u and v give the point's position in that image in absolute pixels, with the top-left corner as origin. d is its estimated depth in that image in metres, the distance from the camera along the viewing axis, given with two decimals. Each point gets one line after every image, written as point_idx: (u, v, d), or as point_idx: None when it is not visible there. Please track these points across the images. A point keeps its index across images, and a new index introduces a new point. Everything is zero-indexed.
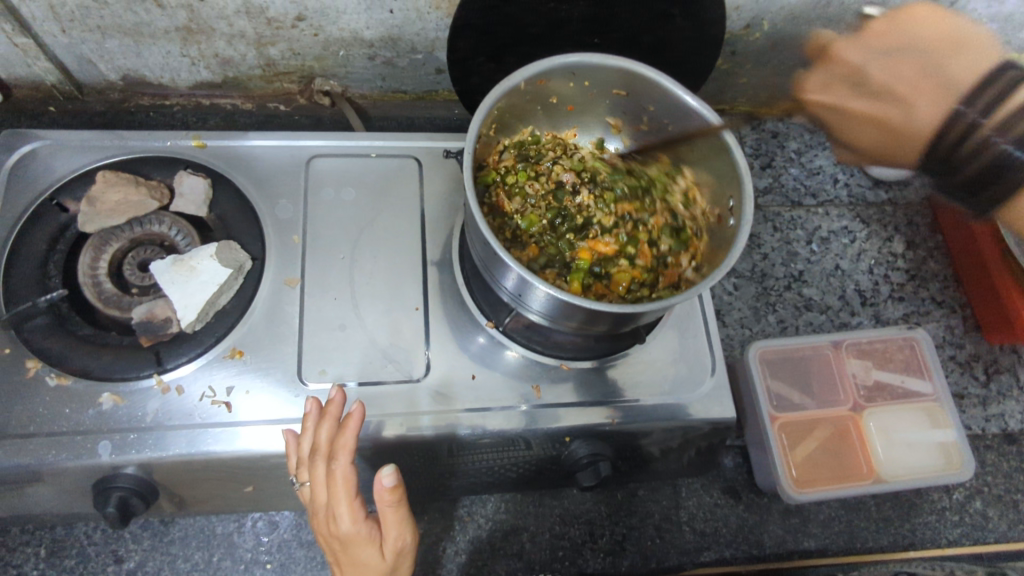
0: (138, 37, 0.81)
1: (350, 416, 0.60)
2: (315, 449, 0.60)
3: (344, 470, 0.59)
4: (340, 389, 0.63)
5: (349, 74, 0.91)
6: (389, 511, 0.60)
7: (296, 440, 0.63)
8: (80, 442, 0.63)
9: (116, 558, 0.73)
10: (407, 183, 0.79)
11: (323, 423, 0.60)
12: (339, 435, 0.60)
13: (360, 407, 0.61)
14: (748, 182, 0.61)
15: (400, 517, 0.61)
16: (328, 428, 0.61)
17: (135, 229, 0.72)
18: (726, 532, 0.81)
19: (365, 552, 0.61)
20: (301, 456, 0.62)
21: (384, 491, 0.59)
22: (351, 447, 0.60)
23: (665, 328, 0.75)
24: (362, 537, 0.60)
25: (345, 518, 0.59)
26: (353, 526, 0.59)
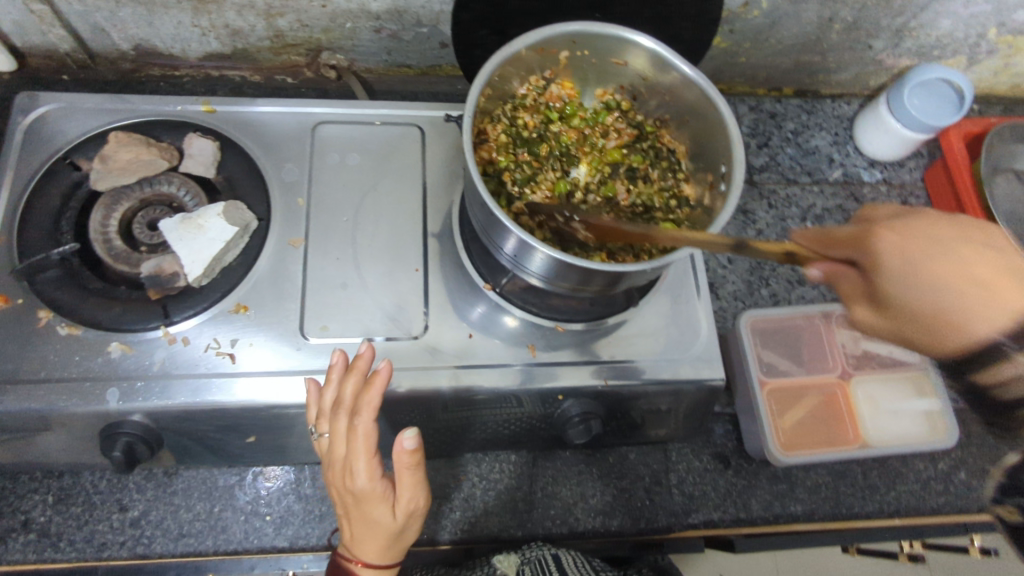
0: (151, 6, 0.83)
1: (377, 373, 0.62)
2: (339, 403, 0.62)
3: (365, 427, 0.61)
4: (369, 346, 0.65)
5: (355, 47, 0.93)
6: (406, 472, 0.61)
7: (319, 391, 0.65)
8: (89, 389, 0.65)
9: (121, 507, 0.75)
10: (409, 149, 0.81)
11: (350, 377, 0.62)
12: (365, 392, 0.61)
13: (386, 366, 0.62)
14: (740, 148, 0.63)
15: (415, 480, 0.62)
16: (355, 382, 0.63)
17: (144, 189, 0.74)
18: (715, 495, 0.83)
19: (377, 510, 0.62)
20: (322, 407, 0.64)
21: (405, 453, 0.60)
22: (374, 406, 0.61)
23: (658, 294, 0.77)
24: (377, 494, 0.61)
25: (362, 474, 0.61)
26: (369, 483, 0.61)
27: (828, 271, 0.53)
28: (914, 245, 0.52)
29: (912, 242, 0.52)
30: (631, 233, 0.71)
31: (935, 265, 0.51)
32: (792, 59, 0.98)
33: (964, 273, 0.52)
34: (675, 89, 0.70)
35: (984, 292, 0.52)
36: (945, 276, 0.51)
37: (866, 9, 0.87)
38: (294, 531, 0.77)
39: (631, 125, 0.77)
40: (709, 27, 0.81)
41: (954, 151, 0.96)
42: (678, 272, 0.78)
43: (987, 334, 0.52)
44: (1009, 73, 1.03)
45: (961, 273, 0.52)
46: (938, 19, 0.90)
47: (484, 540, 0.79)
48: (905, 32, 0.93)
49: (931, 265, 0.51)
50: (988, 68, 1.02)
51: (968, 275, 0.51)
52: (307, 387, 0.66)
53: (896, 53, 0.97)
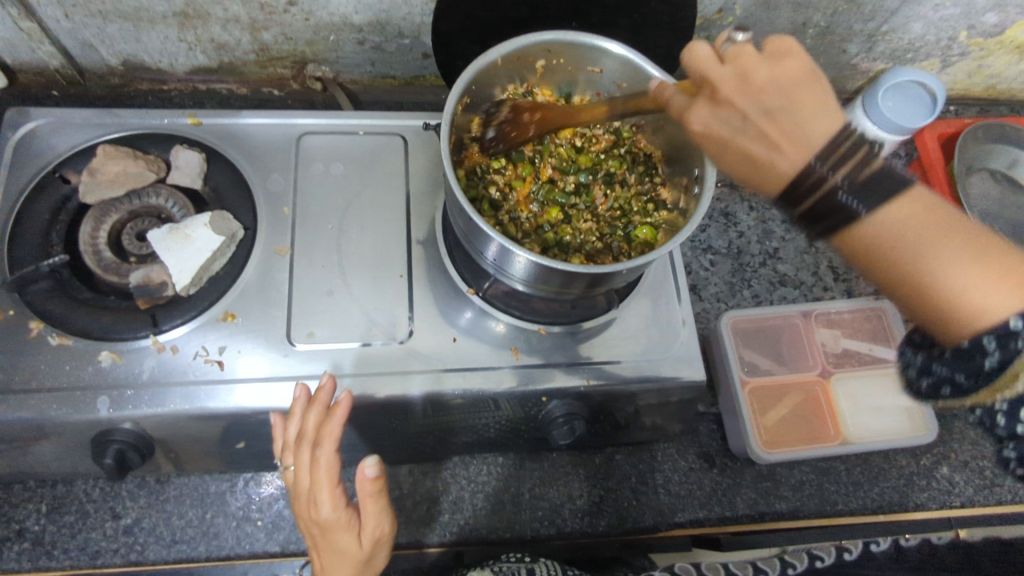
0: (137, 22, 0.85)
1: (338, 404, 0.64)
2: (303, 434, 0.63)
3: (327, 457, 0.62)
4: (330, 378, 0.67)
5: (340, 59, 0.95)
6: (370, 500, 0.63)
7: (284, 424, 0.66)
8: (80, 398, 0.67)
9: (114, 515, 0.76)
10: (393, 159, 0.82)
11: (313, 409, 0.64)
12: (326, 422, 0.63)
13: (346, 396, 0.64)
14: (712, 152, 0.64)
15: (380, 507, 0.63)
16: (316, 414, 0.64)
17: (134, 201, 0.76)
18: (701, 494, 0.84)
19: (343, 539, 0.63)
20: (287, 440, 0.65)
21: (367, 480, 0.61)
22: (335, 435, 0.63)
23: (639, 296, 0.78)
24: (341, 523, 0.62)
25: (326, 503, 0.62)
26: (333, 513, 0.62)
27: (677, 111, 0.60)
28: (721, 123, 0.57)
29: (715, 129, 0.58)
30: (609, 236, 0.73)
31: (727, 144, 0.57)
32: None
33: (773, 107, 0.55)
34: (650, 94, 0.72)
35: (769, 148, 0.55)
36: (739, 151, 0.56)
37: (838, 14, 0.90)
38: (286, 536, 0.78)
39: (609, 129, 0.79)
40: (685, 34, 0.83)
41: (928, 151, 0.97)
42: (659, 274, 0.80)
43: (795, 167, 0.54)
44: (982, 74, 1.05)
45: (775, 99, 0.55)
46: (909, 23, 0.92)
47: (474, 542, 0.80)
48: (878, 36, 0.95)
49: (730, 102, 0.57)
50: (962, 70, 1.04)
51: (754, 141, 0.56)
52: (273, 422, 0.67)
53: (870, 56, 0.99)
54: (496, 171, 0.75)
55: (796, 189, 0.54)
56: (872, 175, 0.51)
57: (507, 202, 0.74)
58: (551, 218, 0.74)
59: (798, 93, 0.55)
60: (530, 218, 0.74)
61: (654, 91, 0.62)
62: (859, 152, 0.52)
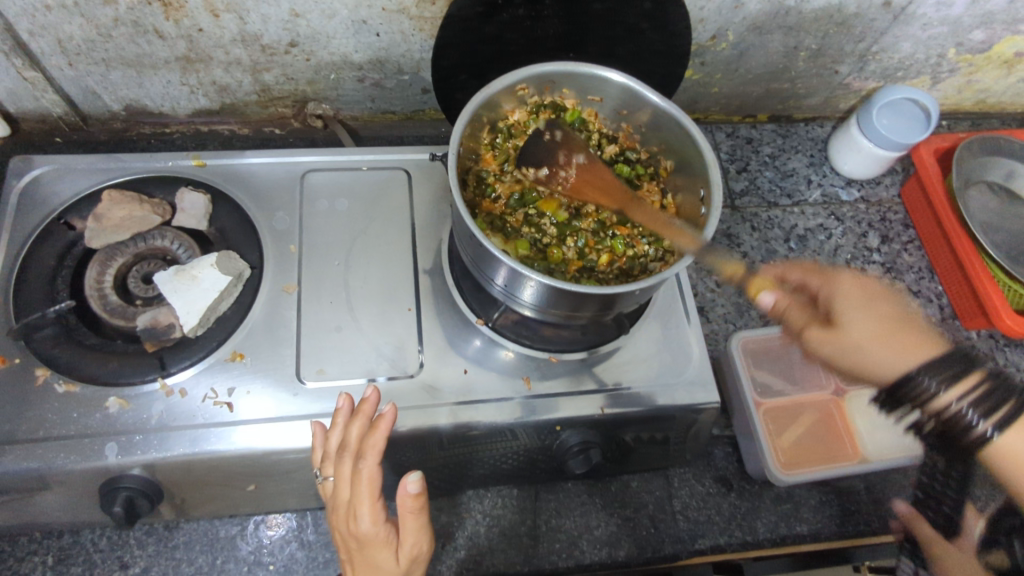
0: (141, 68, 0.86)
1: (382, 416, 0.63)
2: (346, 445, 0.62)
3: (370, 470, 0.61)
4: (374, 390, 0.66)
5: (340, 97, 0.96)
6: (410, 517, 0.62)
7: (325, 434, 0.65)
8: (88, 445, 0.65)
9: (122, 565, 0.74)
10: (397, 193, 0.83)
11: (356, 421, 0.63)
12: (370, 434, 0.62)
13: (392, 409, 0.63)
14: (716, 173, 0.66)
15: (419, 524, 0.63)
16: (360, 425, 0.63)
17: (139, 244, 0.76)
18: (719, 520, 0.83)
19: (380, 556, 0.62)
20: (328, 450, 0.64)
21: (408, 497, 0.61)
22: (379, 448, 0.61)
23: (649, 320, 0.78)
24: (380, 539, 0.61)
25: (365, 517, 0.60)
26: (373, 527, 0.61)
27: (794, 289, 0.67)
28: (857, 298, 0.63)
29: (852, 292, 0.63)
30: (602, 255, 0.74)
31: (874, 339, 0.61)
32: (763, 87, 1.02)
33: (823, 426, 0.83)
34: (662, 129, 0.74)
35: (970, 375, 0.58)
36: (872, 323, 0.61)
37: (828, 36, 0.91)
38: None
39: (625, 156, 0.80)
40: (680, 61, 0.84)
41: (926, 167, 0.98)
42: (667, 297, 0.80)
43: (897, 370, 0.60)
44: (972, 90, 1.07)
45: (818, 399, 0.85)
46: (899, 42, 0.94)
47: None
48: (869, 56, 0.96)
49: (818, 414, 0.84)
50: (952, 86, 1.05)
51: (904, 342, 0.61)
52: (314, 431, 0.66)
53: (862, 76, 1.01)
54: (632, 184, 0.79)
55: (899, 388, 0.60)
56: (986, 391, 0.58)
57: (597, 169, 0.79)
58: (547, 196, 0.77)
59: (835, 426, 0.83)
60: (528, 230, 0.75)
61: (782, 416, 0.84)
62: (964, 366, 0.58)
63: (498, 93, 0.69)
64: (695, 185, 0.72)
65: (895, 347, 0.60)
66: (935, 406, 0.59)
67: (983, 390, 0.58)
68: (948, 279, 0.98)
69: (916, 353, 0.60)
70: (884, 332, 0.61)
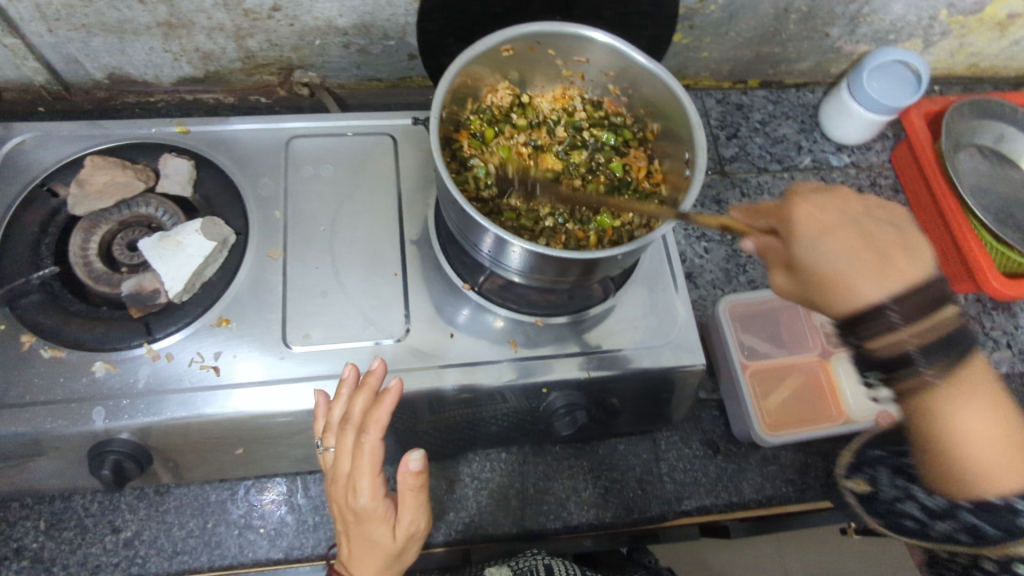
0: (121, 34, 0.85)
1: (388, 391, 0.62)
2: (349, 419, 0.63)
3: (372, 445, 0.62)
4: (380, 362, 0.65)
5: (326, 64, 0.95)
6: (409, 494, 0.62)
7: (328, 404, 0.66)
8: (75, 410, 0.66)
9: (114, 529, 0.75)
10: (384, 159, 0.82)
11: (361, 395, 0.63)
12: (374, 410, 0.62)
13: (397, 384, 0.62)
14: (701, 138, 0.65)
15: (418, 502, 0.63)
16: (364, 399, 0.63)
17: (123, 211, 0.76)
18: (706, 481, 0.84)
19: (378, 530, 0.63)
20: (331, 421, 0.65)
21: (410, 474, 0.61)
22: (382, 425, 0.62)
23: (636, 283, 0.78)
24: (378, 513, 0.62)
25: (364, 492, 0.62)
26: (371, 503, 0.62)
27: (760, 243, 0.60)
28: (814, 213, 0.57)
29: (827, 210, 0.58)
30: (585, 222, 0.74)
31: (843, 250, 0.55)
32: (753, 51, 1.01)
33: (806, 387, 0.85)
34: (650, 93, 0.73)
35: (935, 310, 0.52)
36: (839, 244, 0.55)
37: None
38: (289, 542, 0.77)
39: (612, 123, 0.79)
40: (668, 23, 0.83)
41: (916, 131, 0.97)
42: (653, 261, 0.80)
43: (871, 299, 0.53)
44: (965, 53, 1.06)
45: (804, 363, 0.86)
46: (890, 4, 0.93)
47: (479, 540, 0.80)
48: (859, 18, 0.95)
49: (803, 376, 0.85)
50: (944, 49, 1.04)
51: (878, 265, 0.54)
52: (319, 401, 0.66)
53: (853, 39, 1.00)
54: (619, 153, 0.78)
55: (864, 323, 0.54)
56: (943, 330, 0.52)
57: (582, 141, 0.79)
58: (531, 172, 0.77)
59: (819, 386, 0.85)
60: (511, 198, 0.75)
61: (764, 374, 0.85)
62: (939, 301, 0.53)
63: (476, 58, 0.69)
64: (680, 149, 0.71)
65: (870, 267, 0.54)
66: (884, 331, 0.53)
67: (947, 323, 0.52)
68: (926, 221, 0.98)
69: (895, 276, 0.53)
70: (846, 247, 0.55)
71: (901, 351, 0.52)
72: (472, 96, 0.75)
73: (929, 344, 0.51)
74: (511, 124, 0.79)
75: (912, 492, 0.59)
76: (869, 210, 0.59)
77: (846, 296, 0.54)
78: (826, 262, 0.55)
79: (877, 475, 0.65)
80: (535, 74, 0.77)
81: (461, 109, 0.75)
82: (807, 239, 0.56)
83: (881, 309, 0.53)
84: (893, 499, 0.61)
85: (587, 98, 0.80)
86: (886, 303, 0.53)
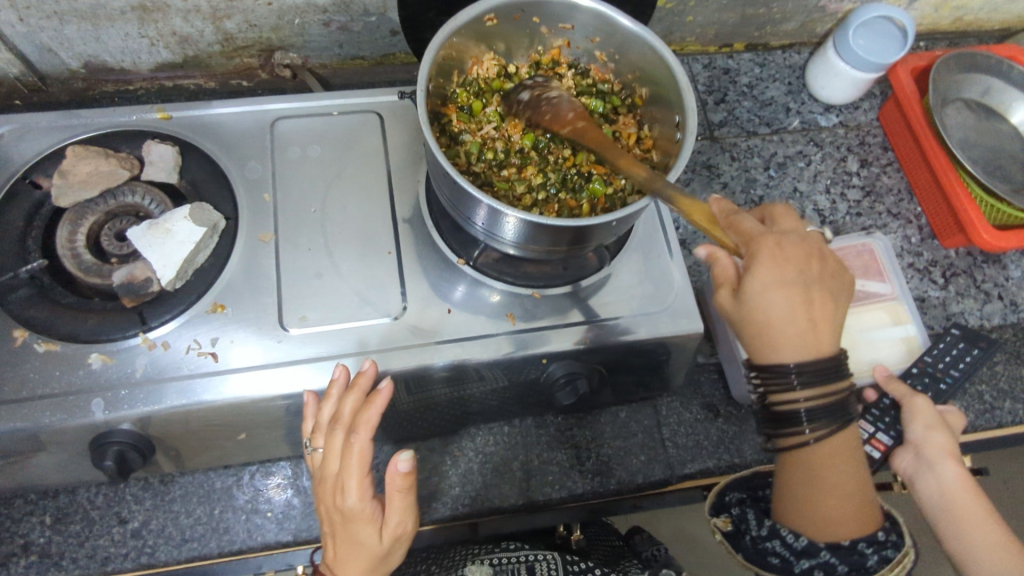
0: (95, 20, 0.83)
1: (378, 393, 0.63)
2: (338, 418, 0.64)
3: (360, 445, 0.63)
4: (372, 363, 0.67)
5: (307, 43, 0.94)
6: (397, 495, 0.63)
7: (318, 403, 0.67)
8: (74, 402, 0.65)
9: (120, 520, 0.75)
10: (371, 137, 0.81)
11: (351, 395, 0.64)
12: (364, 410, 0.63)
13: (388, 386, 0.64)
14: (690, 98, 0.65)
15: (405, 503, 0.64)
16: (354, 399, 0.64)
17: (108, 201, 0.74)
18: (707, 444, 0.84)
19: (363, 531, 0.63)
20: (320, 421, 0.66)
21: (398, 474, 0.61)
22: (371, 424, 0.63)
23: (630, 251, 0.78)
24: (365, 514, 0.62)
25: (352, 492, 0.62)
26: (358, 503, 0.62)
27: (714, 252, 0.62)
28: (778, 258, 0.59)
29: (789, 259, 0.59)
30: (579, 189, 0.73)
31: (786, 302, 0.59)
32: (738, 13, 1.00)
33: None
34: (637, 56, 0.72)
35: (829, 382, 0.61)
36: (787, 296, 0.59)
37: None
38: (297, 525, 0.77)
39: (600, 90, 0.79)
40: None
41: (903, 87, 0.97)
42: (647, 228, 0.80)
43: (785, 358, 0.60)
44: (949, 7, 1.06)
45: None
46: None
47: (486, 513, 0.80)
48: None
49: None
50: (929, 4, 1.04)
51: (806, 332, 0.60)
52: (307, 401, 0.68)
53: None
54: (607, 120, 0.78)
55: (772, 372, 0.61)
56: (830, 403, 0.61)
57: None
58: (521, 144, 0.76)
59: None
60: (504, 170, 0.74)
61: None
62: (835, 378, 0.61)
63: (461, 29, 0.68)
64: (670, 112, 0.70)
65: (799, 328, 0.59)
66: (783, 386, 0.61)
67: (832, 396, 0.61)
68: (918, 179, 0.99)
69: (812, 347, 0.60)
70: (789, 305, 0.59)
71: (794, 411, 0.61)
72: (457, 68, 0.74)
73: (817, 410, 0.61)
74: (498, 95, 0.78)
75: (777, 531, 0.66)
76: (824, 262, 0.61)
77: (768, 345, 0.60)
78: (767, 307, 0.59)
79: (744, 514, 0.69)
80: (520, 44, 0.76)
81: (447, 82, 0.74)
82: (762, 280, 0.58)
83: (785, 369, 0.60)
84: (761, 539, 0.66)
85: (573, 66, 0.79)
86: (791, 366, 0.60)
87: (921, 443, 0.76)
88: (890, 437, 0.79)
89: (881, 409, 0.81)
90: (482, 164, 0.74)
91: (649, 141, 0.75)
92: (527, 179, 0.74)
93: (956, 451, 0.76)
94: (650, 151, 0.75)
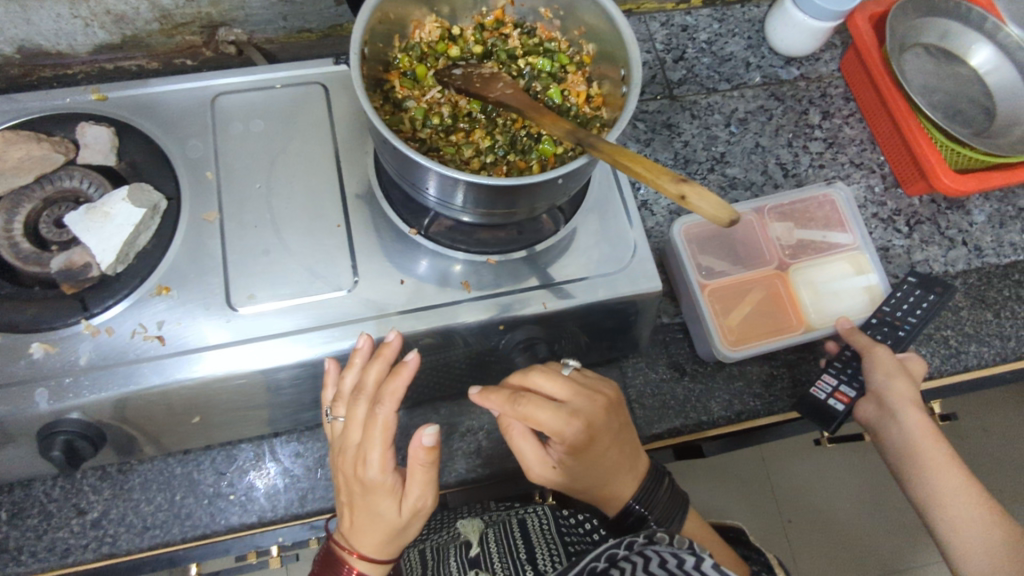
0: (22, 1, 0.80)
1: (405, 364, 0.62)
2: (361, 389, 0.63)
3: (384, 417, 0.61)
4: (398, 334, 0.66)
5: (249, 17, 0.91)
6: (420, 470, 0.62)
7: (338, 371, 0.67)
8: (16, 393, 0.63)
9: (78, 511, 0.74)
10: (316, 108, 0.79)
11: (375, 364, 0.64)
12: (390, 381, 0.62)
13: (414, 358, 0.63)
14: (633, 49, 0.63)
15: (427, 478, 0.62)
16: (379, 368, 0.64)
17: (45, 187, 0.72)
18: (674, 404, 0.84)
19: (383, 503, 0.62)
20: (342, 390, 0.66)
21: (422, 449, 0.60)
22: (396, 396, 0.61)
23: (585, 213, 0.76)
24: (386, 486, 0.62)
25: (374, 465, 0.61)
26: (381, 475, 0.61)
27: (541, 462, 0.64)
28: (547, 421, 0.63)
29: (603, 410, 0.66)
30: (528, 150, 0.72)
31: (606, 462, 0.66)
32: None
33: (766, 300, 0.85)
34: (580, 11, 0.70)
35: (640, 469, 0.69)
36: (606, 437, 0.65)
37: None
38: (260, 507, 0.76)
39: (547, 48, 0.76)
40: None
41: (861, 34, 0.95)
42: (602, 188, 0.78)
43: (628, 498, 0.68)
44: None
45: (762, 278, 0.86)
46: None
47: (454, 484, 0.80)
48: None
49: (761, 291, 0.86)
50: None
51: (628, 466, 0.68)
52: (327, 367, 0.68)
53: None
54: (556, 79, 0.76)
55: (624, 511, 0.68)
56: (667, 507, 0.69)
57: (516, 70, 0.76)
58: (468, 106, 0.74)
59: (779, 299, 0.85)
60: (450, 135, 0.73)
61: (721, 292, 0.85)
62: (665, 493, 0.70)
63: None
64: (615, 67, 0.68)
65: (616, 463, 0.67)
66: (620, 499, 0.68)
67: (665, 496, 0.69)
68: (880, 126, 0.98)
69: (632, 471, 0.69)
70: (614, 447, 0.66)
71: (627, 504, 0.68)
72: (398, 32, 0.72)
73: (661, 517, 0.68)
74: (442, 59, 0.75)
75: None
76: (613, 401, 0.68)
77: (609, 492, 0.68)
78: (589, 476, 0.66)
79: None
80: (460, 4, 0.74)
81: (388, 47, 0.72)
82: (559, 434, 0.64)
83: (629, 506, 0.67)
84: None
85: (518, 26, 0.77)
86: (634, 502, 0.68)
87: (883, 391, 0.76)
88: (853, 389, 0.79)
89: (842, 361, 0.80)
90: (428, 129, 0.72)
91: (598, 99, 0.73)
92: (474, 142, 0.72)
93: (918, 396, 0.76)
94: (599, 109, 0.73)
